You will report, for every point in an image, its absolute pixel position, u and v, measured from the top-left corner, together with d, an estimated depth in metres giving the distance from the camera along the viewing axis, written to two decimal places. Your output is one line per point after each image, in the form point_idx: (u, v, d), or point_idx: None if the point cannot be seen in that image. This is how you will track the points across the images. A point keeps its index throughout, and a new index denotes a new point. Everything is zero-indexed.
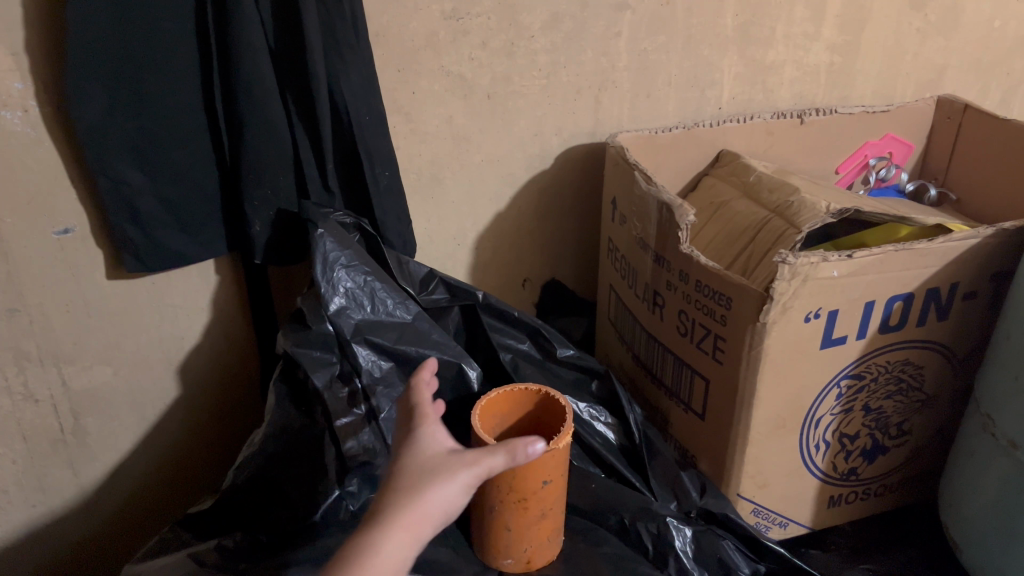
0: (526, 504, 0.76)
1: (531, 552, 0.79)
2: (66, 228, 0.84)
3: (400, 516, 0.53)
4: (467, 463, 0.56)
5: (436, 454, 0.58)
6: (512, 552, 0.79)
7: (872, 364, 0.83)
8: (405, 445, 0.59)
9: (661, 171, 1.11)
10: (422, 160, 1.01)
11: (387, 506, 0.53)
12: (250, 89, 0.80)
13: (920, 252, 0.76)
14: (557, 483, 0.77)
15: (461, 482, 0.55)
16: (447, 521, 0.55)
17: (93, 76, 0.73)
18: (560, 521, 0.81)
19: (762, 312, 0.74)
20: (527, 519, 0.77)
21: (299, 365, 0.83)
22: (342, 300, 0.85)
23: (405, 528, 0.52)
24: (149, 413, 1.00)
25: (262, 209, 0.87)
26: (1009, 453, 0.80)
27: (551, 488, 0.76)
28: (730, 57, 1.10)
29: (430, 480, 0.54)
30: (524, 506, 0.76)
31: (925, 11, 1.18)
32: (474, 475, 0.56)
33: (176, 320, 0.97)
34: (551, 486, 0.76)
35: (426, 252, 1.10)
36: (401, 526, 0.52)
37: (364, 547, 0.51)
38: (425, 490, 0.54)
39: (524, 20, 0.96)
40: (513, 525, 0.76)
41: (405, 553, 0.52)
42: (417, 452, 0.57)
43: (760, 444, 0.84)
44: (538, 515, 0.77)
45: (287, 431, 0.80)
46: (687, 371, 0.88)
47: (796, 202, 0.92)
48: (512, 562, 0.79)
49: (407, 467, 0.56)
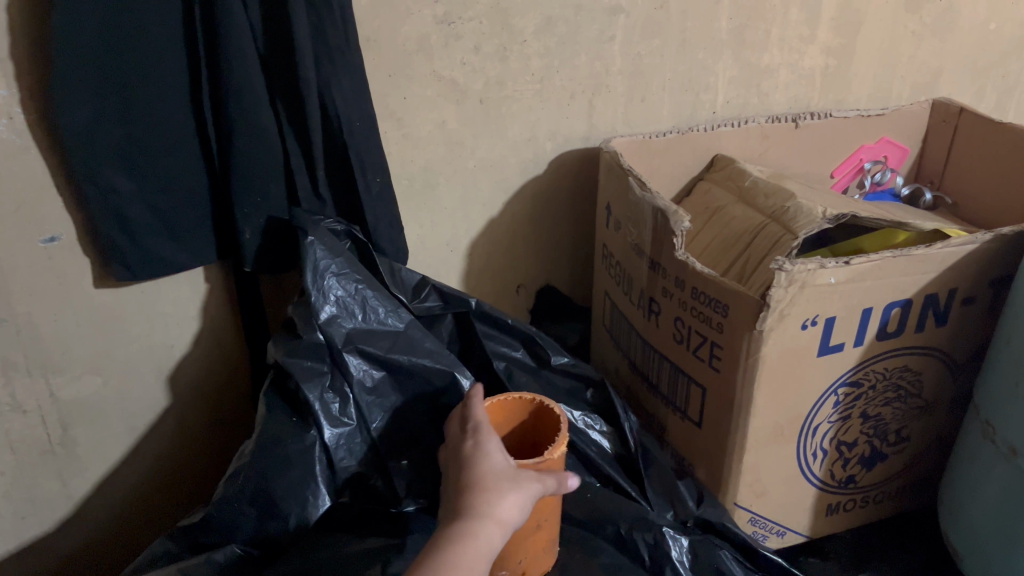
0: None
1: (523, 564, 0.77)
2: (53, 236, 0.82)
3: (489, 513, 0.61)
4: (539, 480, 0.66)
5: (506, 463, 0.67)
6: (507, 565, 0.76)
7: (870, 371, 0.82)
8: (474, 452, 0.67)
9: (655, 175, 1.11)
10: (414, 166, 1.00)
11: (477, 504, 0.62)
12: (240, 96, 0.79)
13: (918, 258, 0.75)
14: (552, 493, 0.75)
15: (534, 491, 0.65)
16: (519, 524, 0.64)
17: (80, 83, 0.72)
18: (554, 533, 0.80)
19: (759, 320, 0.73)
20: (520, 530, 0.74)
21: (290, 376, 0.80)
22: (333, 309, 0.84)
23: (496, 523, 0.61)
24: (139, 423, 0.99)
25: (252, 217, 0.86)
26: (1009, 460, 0.79)
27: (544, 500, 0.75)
28: (725, 61, 1.09)
29: (510, 487, 0.64)
30: None
31: (920, 14, 1.17)
32: (543, 487, 0.66)
33: (166, 328, 0.96)
34: (546, 497, 0.74)
35: (419, 258, 1.09)
36: (493, 523, 0.61)
37: (465, 538, 0.59)
38: (507, 496, 0.63)
39: (517, 24, 0.95)
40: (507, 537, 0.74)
41: (494, 545, 0.60)
42: (490, 460, 0.66)
43: (758, 452, 0.84)
44: (532, 527, 0.75)
45: (280, 444, 0.77)
46: (683, 379, 0.87)
47: (792, 207, 0.92)
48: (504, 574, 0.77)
49: (485, 472, 0.65)
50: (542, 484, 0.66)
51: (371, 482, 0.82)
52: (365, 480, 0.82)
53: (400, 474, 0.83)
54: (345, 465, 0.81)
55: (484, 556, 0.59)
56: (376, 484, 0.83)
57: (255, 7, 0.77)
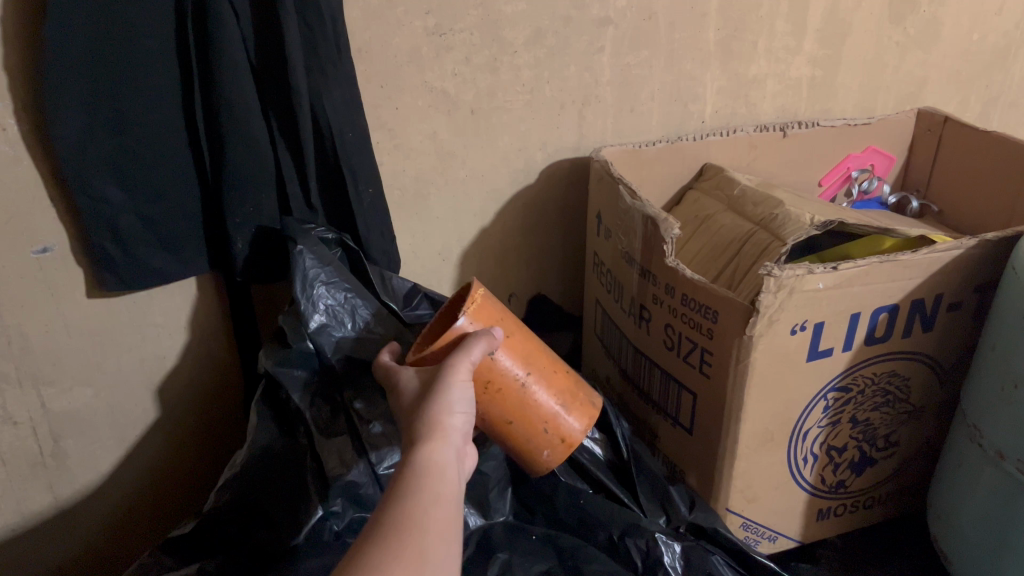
0: (495, 385, 0.73)
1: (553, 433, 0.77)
2: (45, 247, 0.82)
3: (427, 426, 0.58)
4: (458, 369, 0.64)
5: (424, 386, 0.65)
6: (539, 441, 0.76)
7: (859, 376, 0.83)
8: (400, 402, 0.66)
9: (645, 185, 1.11)
10: (407, 176, 1.01)
11: (412, 430, 0.59)
12: (232, 107, 0.79)
13: (905, 264, 0.76)
14: (512, 345, 0.75)
15: (460, 380, 0.63)
16: (464, 431, 0.60)
17: (73, 94, 0.73)
18: (570, 389, 0.79)
19: (748, 326, 0.74)
20: (514, 399, 0.74)
21: (281, 386, 0.82)
22: (322, 318, 0.85)
23: (440, 431, 0.58)
24: (131, 433, 0.99)
25: (244, 226, 0.86)
26: (997, 464, 0.80)
27: (513, 355, 0.75)
28: (713, 71, 1.11)
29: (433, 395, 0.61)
30: (496, 389, 0.73)
31: (904, 25, 1.19)
32: (465, 371, 0.64)
33: (158, 339, 0.96)
34: (501, 355, 0.73)
35: (411, 268, 1.09)
36: (435, 435, 0.58)
37: (410, 459, 0.56)
38: (437, 403, 0.61)
39: (507, 35, 0.96)
40: (512, 418, 0.75)
41: (447, 454, 0.57)
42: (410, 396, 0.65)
43: (749, 458, 0.84)
44: (528, 387, 0.75)
45: (270, 452, 0.79)
46: (674, 386, 0.88)
47: (780, 215, 0.93)
48: (549, 452, 0.77)
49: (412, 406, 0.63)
50: (464, 372, 0.64)
51: (362, 491, 0.78)
52: (356, 490, 0.78)
53: (391, 483, 0.80)
54: (337, 473, 0.77)
55: (441, 464, 0.55)
56: (367, 493, 0.79)
57: (247, 19, 0.78)
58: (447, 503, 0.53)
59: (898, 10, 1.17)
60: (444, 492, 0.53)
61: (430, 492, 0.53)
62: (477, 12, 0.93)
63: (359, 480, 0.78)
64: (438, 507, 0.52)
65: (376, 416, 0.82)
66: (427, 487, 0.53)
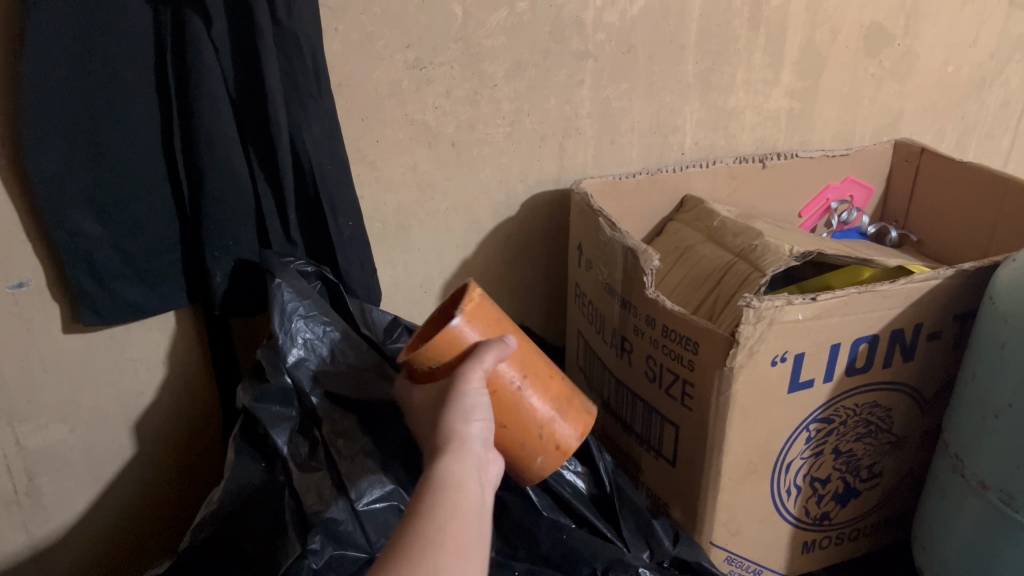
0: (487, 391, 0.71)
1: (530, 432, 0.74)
2: (21, 282, 0.82)
3: (447, 439, 0.59)
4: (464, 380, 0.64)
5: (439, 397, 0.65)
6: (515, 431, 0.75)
7: (840, 408, 0.83)
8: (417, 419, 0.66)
9: (627, 216, 1.12)
10: (387, 209, 1.01)
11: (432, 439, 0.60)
12: (211, 141, 0.79)
13: (884, 294, 0.77)
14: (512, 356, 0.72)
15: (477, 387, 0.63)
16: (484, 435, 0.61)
17: (50, 129, 0.72)
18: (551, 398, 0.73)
19: (728, 357, 0.73)
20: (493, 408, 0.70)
21: (258, 421, 0.80)
22: (300, 351, 0.85)
23: (454, 446, 0.58)
24: (107, 470, 0.97)
25: (222, 260, 0.86)
26: (980, 494, 0.80)
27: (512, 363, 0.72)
28: (692, 104, 1.12)
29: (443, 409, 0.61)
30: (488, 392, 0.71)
31: (879, 57, 1.21)
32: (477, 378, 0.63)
33: (136, 374, 0.94)
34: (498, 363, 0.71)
35: (392, 300, 1.09)
36: (452, 448, 0.58)
37: (429, 478, 0.56)
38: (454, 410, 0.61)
39: (487, 69, 0.97)
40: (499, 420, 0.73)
41: (463, 463, 0.57)
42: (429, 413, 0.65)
43: (732, 490, 0.83)
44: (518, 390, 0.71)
45: (247, 490, 0.77)
46: (656, 418, 0.87)
47: (760, 245, 0.93)
48: (544, 459, 0.74)
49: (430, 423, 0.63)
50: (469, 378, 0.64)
51: (342, 528, 0.75)
52: (335, 527, 0.74)
53: (373, 518, 0.77)
54: (315, 510, 0.74)
55: (458, 477, 0.56)
56: (348, 529, 0.75)
57: (226, 54, 0.78)
58: (465, 515, 0.54)
59: (873, 43, 1.19)
60: (461, 505, 0.54)
61: (447, 503, 0.54)
62: (457, 46, 0.94)
63: (338, 517, 0.75)
64: (453, 522, 0.53)
65: (355, 451, 0.80)
66: (450, 505, 0.54)
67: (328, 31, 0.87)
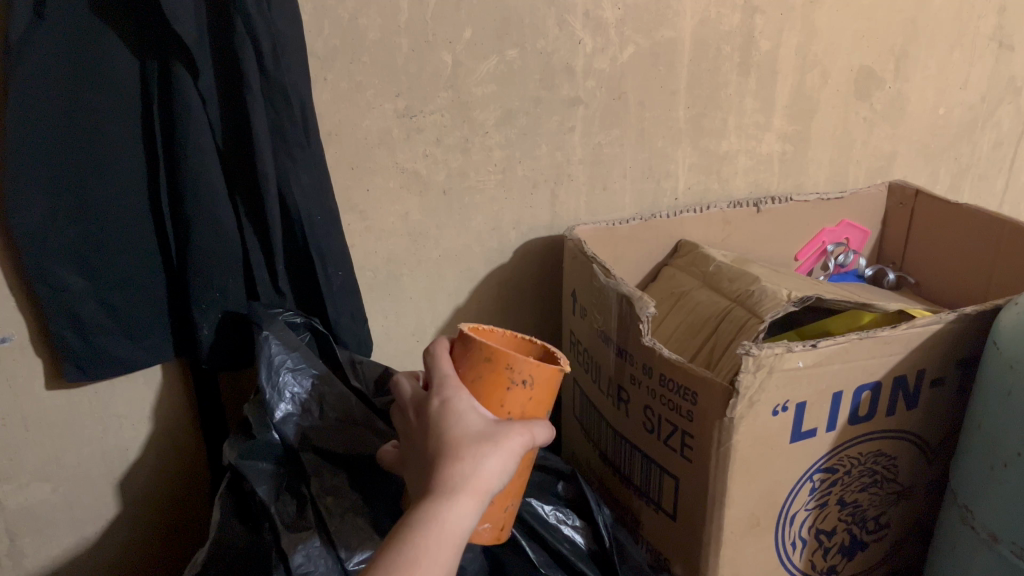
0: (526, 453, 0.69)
1: (507, 515, 0.72)
2: (3, 338, 0.80)
3: (460, 480, 0.56)
4: (515, 428, 0.61)
5: (488, 423, 0.61)
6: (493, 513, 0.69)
7: (844, 457, 0.81)
8: (453, 424, 0.60)
9: (621, 262, 1.10)
10: (378, 257, 0.99)
11: (447, 464, 0.57)
12: (198, 193, 0.78)
13: (885, 340, 0.75)
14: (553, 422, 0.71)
15: (514, 445, 0.60)
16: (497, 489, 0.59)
17: (33, 185, 0.71)
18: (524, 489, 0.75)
19: (728, 408, 0.71)
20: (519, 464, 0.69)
21: (244, 479, 0.77)
22: (288, 407, 0.82)
23: (466, 486, 0.56)
24: (89, 528, 0.94)
25: (210, 312, 0.84)
26: (991, 546, 0.77)
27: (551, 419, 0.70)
28: (684, 148, 1.11)
29: (489, 448, 0.58)
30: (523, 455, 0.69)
31: (871, 101, 1.21)
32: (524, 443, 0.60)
33: (121, 431, 0.92)
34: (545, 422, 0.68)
35: (384, 349, 1.07)
36: (461, 493, 0.55)
37: (434, 523, 0.53)
38: (485, 454, 0.57)
39: (477, 116, 0.96)
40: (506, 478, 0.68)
41: (469, 518, 0.55)
42: (463, 419, 0.61)
43: (735, 545, 0.80)
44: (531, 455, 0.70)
45: (232, 549, 0.73)
46: (655, 470, 0.85)
47: (756, 291, 0.92)
48: (486, 527, 0.70)
49: (461, 434, 0.59)
50: (524, 436, 0.61)
51: None
52: None
53: None
54: (303, 571, 0.69)
55: (459, 541, 0.54)
56: None
57: (214, 105, 0.77)
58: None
59: (864, 86, 1.19)
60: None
61: (434, 555, 0.52)
62: (447, 94, 0.93)
63: None
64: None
65: (345, 509, 0.76)
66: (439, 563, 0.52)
67: (317, 81, 0.87)
